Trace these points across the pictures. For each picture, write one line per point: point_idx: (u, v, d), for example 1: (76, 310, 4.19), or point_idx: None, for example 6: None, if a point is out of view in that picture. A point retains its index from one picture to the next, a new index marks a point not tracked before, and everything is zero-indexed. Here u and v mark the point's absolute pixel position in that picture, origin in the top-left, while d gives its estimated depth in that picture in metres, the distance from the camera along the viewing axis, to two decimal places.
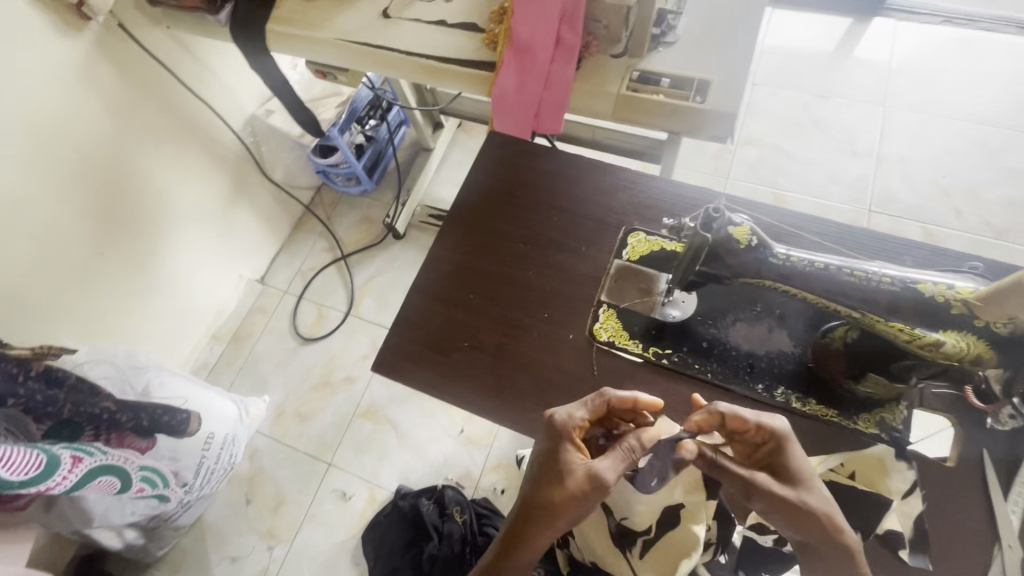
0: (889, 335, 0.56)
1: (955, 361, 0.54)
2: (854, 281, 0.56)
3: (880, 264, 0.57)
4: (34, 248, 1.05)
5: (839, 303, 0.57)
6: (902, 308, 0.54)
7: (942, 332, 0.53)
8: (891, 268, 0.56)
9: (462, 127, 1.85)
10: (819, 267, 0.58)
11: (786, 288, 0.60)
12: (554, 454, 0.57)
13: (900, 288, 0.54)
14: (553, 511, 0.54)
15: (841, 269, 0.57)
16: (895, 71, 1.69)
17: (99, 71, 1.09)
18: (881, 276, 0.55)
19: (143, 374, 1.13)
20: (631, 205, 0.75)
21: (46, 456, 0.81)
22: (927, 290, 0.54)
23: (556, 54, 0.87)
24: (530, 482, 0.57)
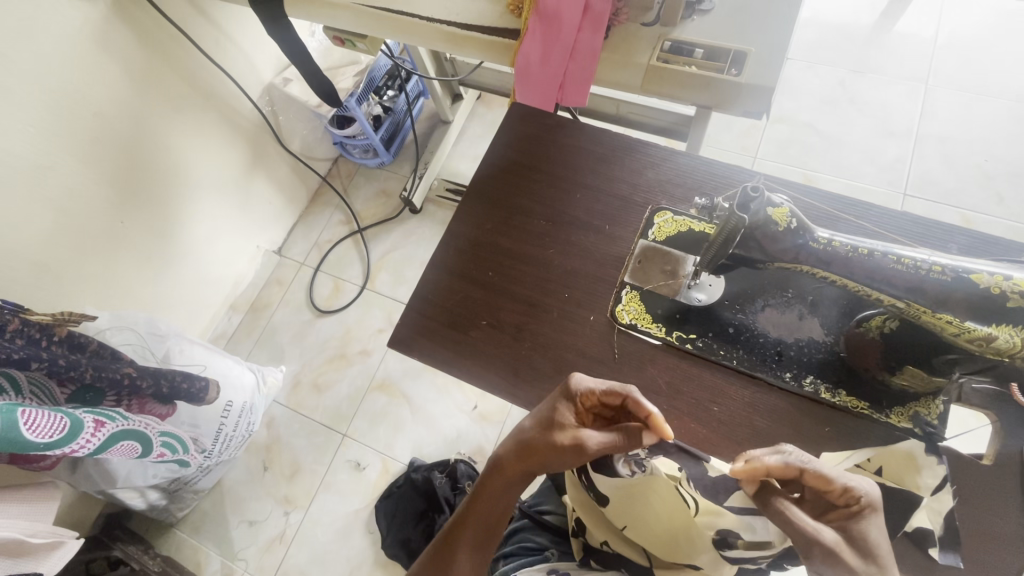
0: (934, 327, 0.53)
1: (1005, 357, 0.50)
2: (900, 269, 0.53)
3: (930, 251, 0.53)
4: (57, 214, 1.06)
5: (882, 291, 0.54)
6: (951, 300, 0.51)
7: (994, 326, 0.50)
8: (942, 256, 0.52)
9: (482, 99, 1.80)
10: (863, 253, 0.54)
11: (825, 273, 0.57)
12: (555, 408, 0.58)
13: (951, 278, 0.51)
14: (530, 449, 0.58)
15: (886, 255, 0.53)
16: (941, 46, 1.59)
17: (118, 35, 1.07)
18: (931, 265, 0.52)
19: (164, 342, 1.16)
20: (659, 183, 0.72)
21: (69, 420, 0.82)
22: (982, 281, 0.50)
23: (584, 22, 0.83)
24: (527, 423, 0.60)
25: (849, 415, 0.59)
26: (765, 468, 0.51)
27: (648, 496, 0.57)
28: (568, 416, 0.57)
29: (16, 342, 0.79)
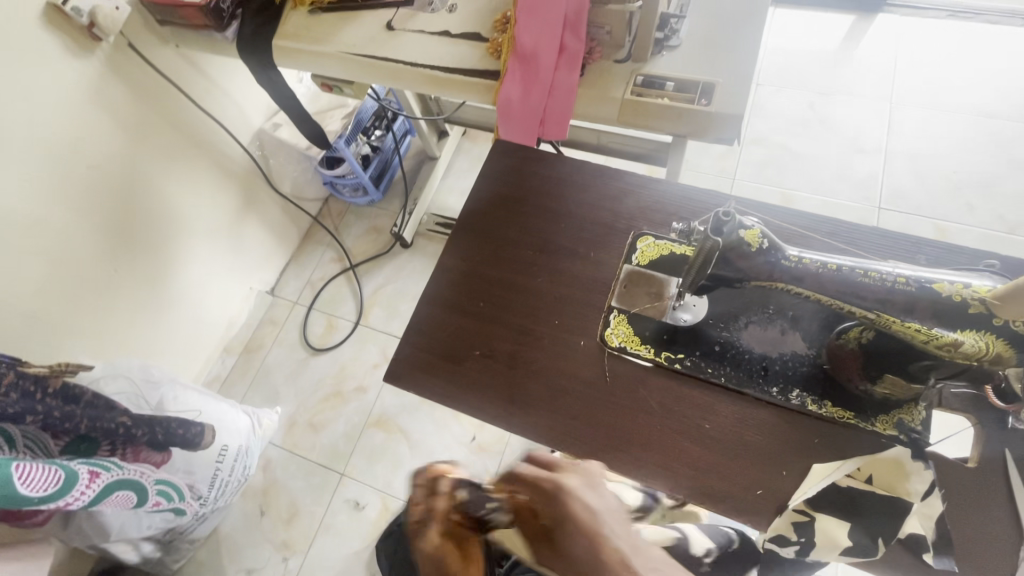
0: (905, 336, 0.55)
1: (974, 361, 0.52)
2: (867, 281, 0.55)
3: (893, 263, 0.55)
4: (49, 266, 1.07)
5: (853, 304, 0.56)
6: (917, 308, 0.53)
7: (960, 332, 0.51)
8: (905, 268, 0.54)
9: (467, 135, 1.86)
10: (832, 268, 0.56)
11: (799, 290, 0.59)
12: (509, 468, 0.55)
13: (916, 288, 0.53)
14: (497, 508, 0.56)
15: (854, 270, 0.56)
16: (901, 67, 1.68)
17: (113, 91, 1.10)
18: (895, 277, 0.54)
19: (157, 390, 1.16)
20: (639, 210, 0.75)
21: (64, 472, 0.81)
22: (944, 290, 0.52)
23: (560, 61, 0.87)
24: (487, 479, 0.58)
25: (838, 425, 0.60)
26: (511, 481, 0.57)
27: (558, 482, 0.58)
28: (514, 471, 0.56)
29: (11, 396, 0.77)
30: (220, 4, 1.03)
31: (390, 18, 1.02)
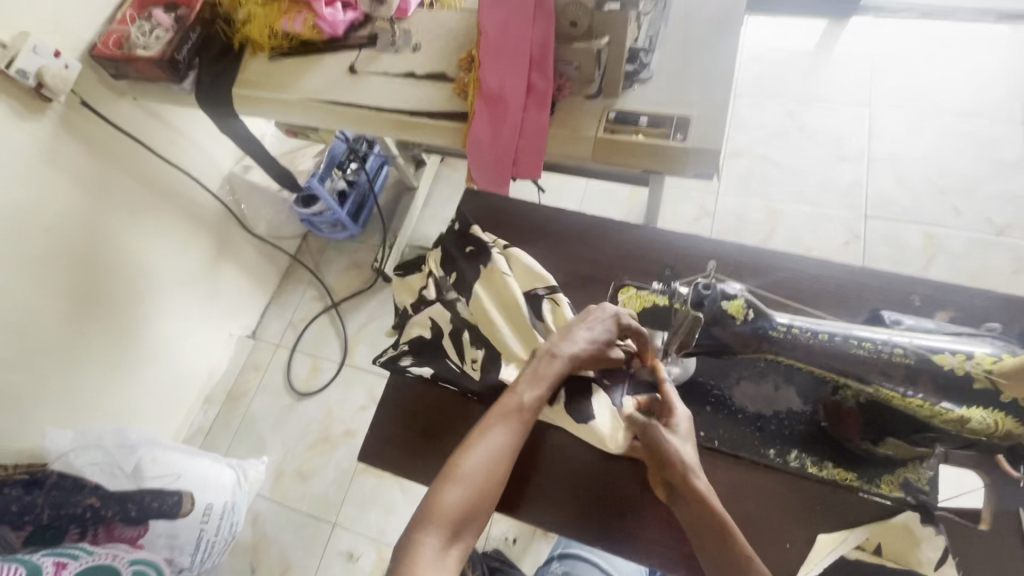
0: (907, 409, 0.52)
1: (982, 436, 0.49)
2: (863, 353, 0.51)
3: (889, 331, 0.52)
4: (10, 338, 1.02)
5: (847, 375, 0.53)
6: (920, 379, 0.50)
7: (966, 408, 0.49)
8: (902, 337, 0.51)
9: (446, 162, 1.82)
10: (824, 338, 0.53)
11: (776, 358, 0.56)
12: (548, 396, 0.61)
13: (915, 360, 0.50)
14: (525, 378, 0.62)
15: (847, 340, 0.52)
16: (877, 70, 1.66)
17: (68, 151, 1.06)
18: (893, 348, 0.51)
19: (132, 453, 1.03)
20: (618, 259, 0.73)
21: (25, 569, 0.80)
22: (947, 363, 0.49)
23: (528, 101, 0.84)
24: (464, 451, 0.59)
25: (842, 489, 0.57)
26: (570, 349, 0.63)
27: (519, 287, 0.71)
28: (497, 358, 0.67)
29: None
30: (175, 55, 0.98)
31: (353, 61, 0.99)
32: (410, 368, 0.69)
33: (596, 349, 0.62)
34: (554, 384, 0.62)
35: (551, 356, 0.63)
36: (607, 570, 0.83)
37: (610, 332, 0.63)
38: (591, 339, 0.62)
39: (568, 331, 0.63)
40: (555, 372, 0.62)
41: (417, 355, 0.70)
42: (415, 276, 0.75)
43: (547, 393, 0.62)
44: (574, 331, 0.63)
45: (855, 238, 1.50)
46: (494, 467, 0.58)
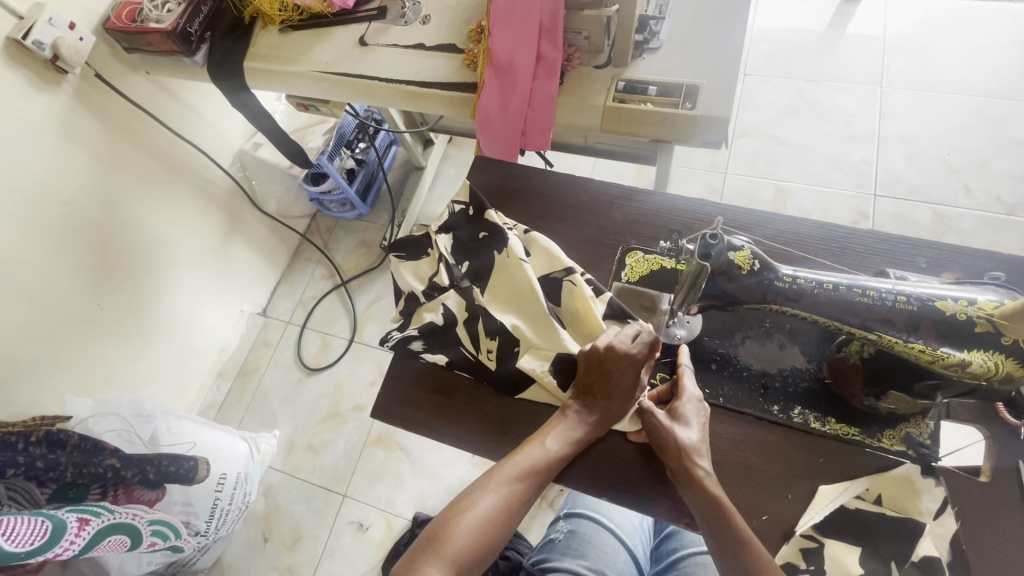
0: (909, 356, 0.53)
1: (982, 381, 0.51)
2: (866, 301, 0.53)
3: (893, 281, 0.54)
4: (31, 306, 1.05)
5: (850, 324, 0.54)
6: (921, 326, 0.51)
7: (966, 351, 0.50)
8: (905, 286, 0.53)
9: (453, 142, 1.83)
10: (829, 288, 0.54)
11: (792, 310, 0.57)
12: (572, 453, 0.61)
13: (918, 307, 0.51)
14: (551, 431, 0.61)
15: (851, 289, 0.54)
16: (890, 48, 1.64)
17: (83, 124, 1.08)
18: (896, 295, 0.52)
19: (149, 422, 1.13)
20: (627, 224, 0.74)
21: (51, 523, 0.80)
22: (948, 308, 0.51)
23: (537, 70, 0.84)
24: (477, 495, 0.60)
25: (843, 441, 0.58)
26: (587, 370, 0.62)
27: (536, 272, 0.69)
28: (513, 344, 0.66)
29: None
30: (187, 27, 0.99)
31: (363, 33, 0.99)
32: (423, 354, 0.69)
33: (619, 405, 0.62)
34: (580, 443, 0.62)
35: (579, 418, 0.62)
36: (613, 530, 0.84)
37: (633, 388, 0.62)
38: (615, 397, 0.62)
39: (591, 392, 0.62)
40: (579, 431, 0.62)
41: (430, 342, 0.69)
42: (424, 258, 0.73)
43: (573, 451, 0.62)
44: (597, 391, 0.62)
45: (863, 217, 1.49)
46: (505, 517, 0.59)
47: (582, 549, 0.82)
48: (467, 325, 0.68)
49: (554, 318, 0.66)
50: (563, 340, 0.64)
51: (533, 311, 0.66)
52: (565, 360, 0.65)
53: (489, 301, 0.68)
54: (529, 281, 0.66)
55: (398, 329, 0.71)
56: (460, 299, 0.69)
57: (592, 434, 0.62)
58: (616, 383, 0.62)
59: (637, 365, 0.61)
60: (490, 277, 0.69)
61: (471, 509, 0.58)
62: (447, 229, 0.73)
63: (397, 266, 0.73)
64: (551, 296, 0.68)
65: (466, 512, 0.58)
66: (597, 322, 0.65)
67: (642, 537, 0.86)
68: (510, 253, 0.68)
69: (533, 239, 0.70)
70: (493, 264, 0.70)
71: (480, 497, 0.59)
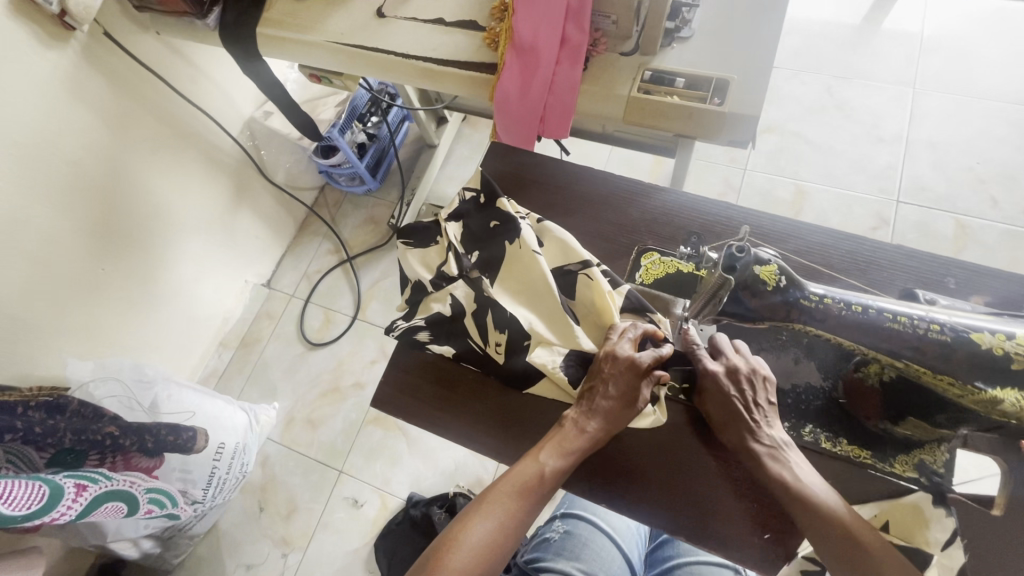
0: (935, 386, 0.52)
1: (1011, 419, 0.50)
2: (896, 328, 0.51)
3: (925, 308, 0.52)
4: (36, 268, 1.04)
5: (877, 350, 0.53)
6: (953, 358, 0.49)
7: (998, 389, 0.49)
8: (939, 313, 0.51)
9: (467, 121, 1.78)
10: (857, 309, 0.53)
11: (813, 330, 0.55)
12: (573, 464, 0.59)
13: (951, 338, 0.49)
14: (548, 444, 0.60)
15: (881, 313, 0.52)
16: (926, 48, 1.58)
17: (91, 83, 1.05)
18: (929, 324, 0.50)
19: (151, 389, 1.14)
20: (645, 223, 0.72)
21: (48, 487, 0.80)
22: (984, 341, 0.49)
23: (561, 54, 0.81)
24: (473, 518, 0.56)
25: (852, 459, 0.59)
26: (594, 378, 0.61)
27: (549, 264, 0.67)
28: (524, 340, 0.64)
29: None
30: None
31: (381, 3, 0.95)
32: (429, 346, 0.67)
33: (618, 414, 0.60)
34: (581, 454, 0.59)
35: (578, 428, 0.60)
36: (609, 533, 0.85)
37: (635, 395, 0.60)
38: (614, 404, 0.60)
39: (590, 399, 0.60)
40: (581, 442, 0.59)
41: (436, 332, 0.67)
42: (433, 246, 0.70)
43: (571, 464, 0.59)
44: (597, 398, 0.60)
45: (884, 223, 1.46)
46: (503, 538, 0.55)
47: (577, 552, 0.82)
48: (474, 316, 0.66)
49: (568, 312, 0.65)
50: (577, 335, 0.63)
51: (544, 308, 0.65)
52: (578, 356, 0.64)
53: (499, 291, 0.66)
54: (542, 274, 0.64)
55: (404, 318, 0.69)
56: (468, 290, 0.67)
57: (592, 445, 0.59)
58: (620, 391, 0.60)
59: (640, 373, 0.60)
60: (500, 267, 0.67)
61: (473, 531, 0.55)
62: (457, 217, 0.71)
63: (405, 254, 0.70)
64: (563, 288, 0.66)
65: (468, 534, 0.54)
66: (614, 319, 0.63)
67: (637, 542, 0.86)
68: (523, 244, 0.66)
69: (546, 228, 0.68)
70: (504, 255, 0.67)
71: (480, 518, 0.56)
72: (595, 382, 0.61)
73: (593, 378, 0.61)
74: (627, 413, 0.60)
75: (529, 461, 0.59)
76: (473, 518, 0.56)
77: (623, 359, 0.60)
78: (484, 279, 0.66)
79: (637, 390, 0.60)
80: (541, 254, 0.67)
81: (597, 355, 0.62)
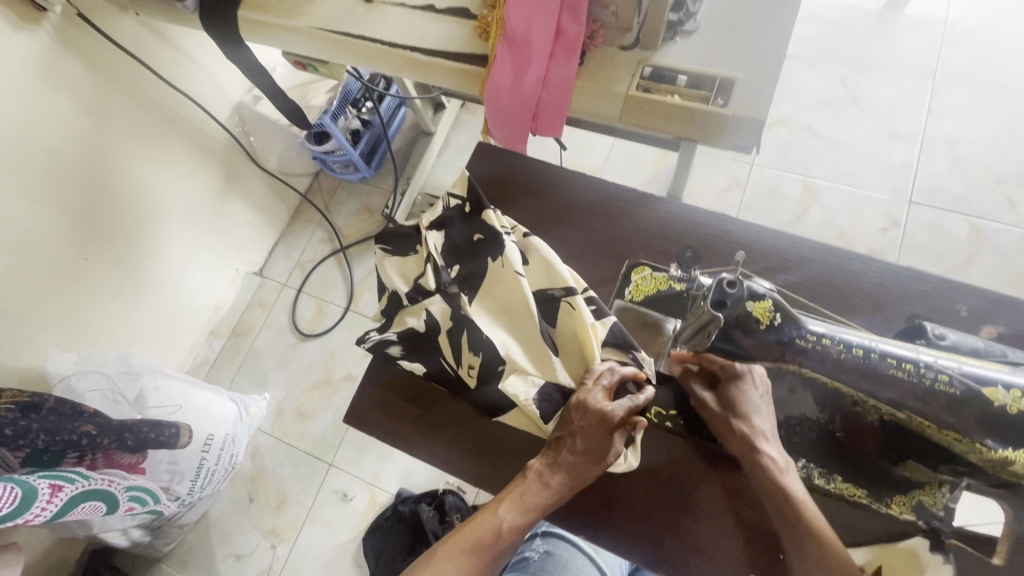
0: (939, 438, 0.51)
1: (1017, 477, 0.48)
2: (898, 375, 0.49)
3: (934, 355, 0.50)
4: (13, 259, 1.01)
5: (876, 397, 0.51)
6: (965, 414, 0.48)
7: (1015, 450, 0.47)
8: (948, 363, 0.49)
9: (466, 107, 1.72)
10: (858, 354, 0.51)
11: (804, 370, 0.53)
12: (535, 518, 0.56)
13: (961, 391, 0.47)
14: (511, 495, 0.57)
15: (883, 359, 0.50)
16: (950, 38, 1.49)
17: (66, 66, 1.01)
18: (936, 374, 0.48)
19: (136, 382, 1.12)
20: (637, 236, 0.69)
21: (21, 490, 0.80)
22: (997, 398, 0.46)
23: (555, 48, 0.76)
24: (425, 571, 0.55)
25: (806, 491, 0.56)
26: (562, 428, 0.59)
27: (531, 285, 0.64)
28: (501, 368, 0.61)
29: None
30: None
31: None
32: (401, 360, 0.65)
33: (585, 468, 0.57)
34: (545, 508, 0.57)
35: (542, 481, 0.57)
36: (590, 554, 0.84)
37: (603, 451, 0.57)
38: (581, 458, 0.57)
39: (557, 450, 0.58)
40: (544, 496, 0.57)
41: (408, 347, 0.65)
42: (411, 256, 0.67)
43: (535, 518, 0.57)
44: (563, 450, 0.57)
45: (894, 224, 1.40)
46: None
47: (556, 573, 0.82)
48: (450, 334, 0.64)
49: (547, 342, 0.62)
50: (554, 368, 0.61)
51: (525, 326, 0.62)
52: (552, 390, 0.61)
53: (476, 310, 0.63)
54: (522, 295, 0.62)
55: (378, 330, 0.67)
56: (445, 305, 0.64)
57: (555, 501, 0.57)
58: (587, 444, 0.57)
59: (609, 428, 0.57)
60: (479, 283, 0.65)
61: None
62: (440, 225, 0.68)
63: (383, 262, 0.67)
64: (544, 310, 0.63)
65: None
66: (593, 357, 0.60)
67: (621, 563, 0.85)
68: (506, 263, 0.63)
69: (531, 244, 0.64)
70: (484, 270, 0.65)
71: (433, 572, 0.54)
72: (563, 433, 0.58)
73: (562, 427, 0.59)
74: (595, 467, 0.57)
75: (489, 512, 0.57)
76: (428, 570, 0.55)
77: (591, 411, 0.57)
78: (463, 297, 0.63)
79: (605, 444, 0.57)
80: (526, 275, 0.64)
81: (568, 403, 0.59)
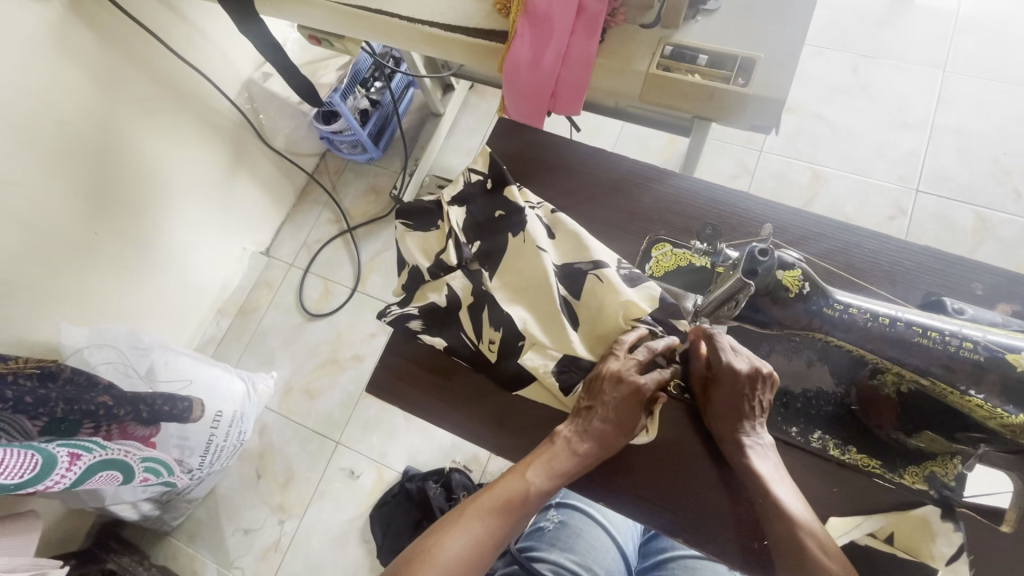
0: (960, 406, 0.53)
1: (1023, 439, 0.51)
2: (924, 343, 0.52)
3: (957, 323, 0.52)
4: (25, 231, 1.01)
5: (905, 366, 0.53)
6: (987, 379, 0.50)
7: None
8: (973, 330, 0.51)
9: (474, 89, 1.71)
10: (885, 323, 0.53)
11: (831, 338, 0.56)
12: (559, 484, 0.58)
13: (985, 357, 0.50)
14: (538, 461, 0.58)
15: (910, 328, 0.52)
16: (961, 28, 1.49)
17: (78, 37, 1.00)
18: (961, 341, 0.51)
19: (147, 356, 1.12)
20: (658, 211, 0.69)
21: (41, 457, 0.81)
22: (1020, 362, 0.49)
23: (577, 24, 0.75)
24: (449, 531, 0.56)
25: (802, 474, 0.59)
26: (592, 397, 0.59)
27: (558, 257, 0.65)
28: (518, 342, 0.63)
29: None
30: None
31: None
32: (421, 334, 0.66)
33: (613, 438, 0.59)
34: (570, 475, 0.58)
35: (569, 448, 0.58)
36: (604, 525, 0.87)
37: (632, 424, 0.59)
38: (610, 428, 0.59)
39: (587, 419, 0.59)
40: (571, 464, 0.58)
41: (429, 322, 0.66)
42: (433, 230, 0.69)
43: (559, 484, 0.58)
44: (594, 420, 0.58)
45: (901, 213, 1.41)
46: (477, 556, 0.54)
47: (570, 542, 0.84)
48: (470, 311, 0.65)
49: (566, 313, 0.63)
50: (572, 342, 0.61)
51: (546, 300, 0.63)
52: (569, 362, 0.62)
53: (496, 287, 0.65)
54: (544, 270, 0.63)
55: (399, 304, 0.68)
56: (466, 282, 0.66)
57: (580, 468, 0.58)
58: (617, 414, 0.58)
59: (639, 400, 0.58)
60: (499, 260, 0.66)
61: (449, 544, 0.54)
62: (461, 201, 0.69)
63: (404, 236, 0.68)
64: (567, 285, 0.64)
65: (443, 547, 0.54)
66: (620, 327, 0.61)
67: (632, 534, 0.88)
68: (527, 239, 0.64)
69: (559, 221, 0.66)
70: (504, 248, 0.66)
71: (457, 531, 0.55)
72: (593, 403, 0.59)
73: (592, 397, 0.59)
74: (620, 436, 0.59)
75: (513, 476, 0.58)
76: (451, 529, 0.56)
77: (626, 383, 0.58)
78: (483, 274, 0.65)
79: (633, 415, 0.59)
80: (552, 247, 0.66)
81: (598, 372, 0.60)
